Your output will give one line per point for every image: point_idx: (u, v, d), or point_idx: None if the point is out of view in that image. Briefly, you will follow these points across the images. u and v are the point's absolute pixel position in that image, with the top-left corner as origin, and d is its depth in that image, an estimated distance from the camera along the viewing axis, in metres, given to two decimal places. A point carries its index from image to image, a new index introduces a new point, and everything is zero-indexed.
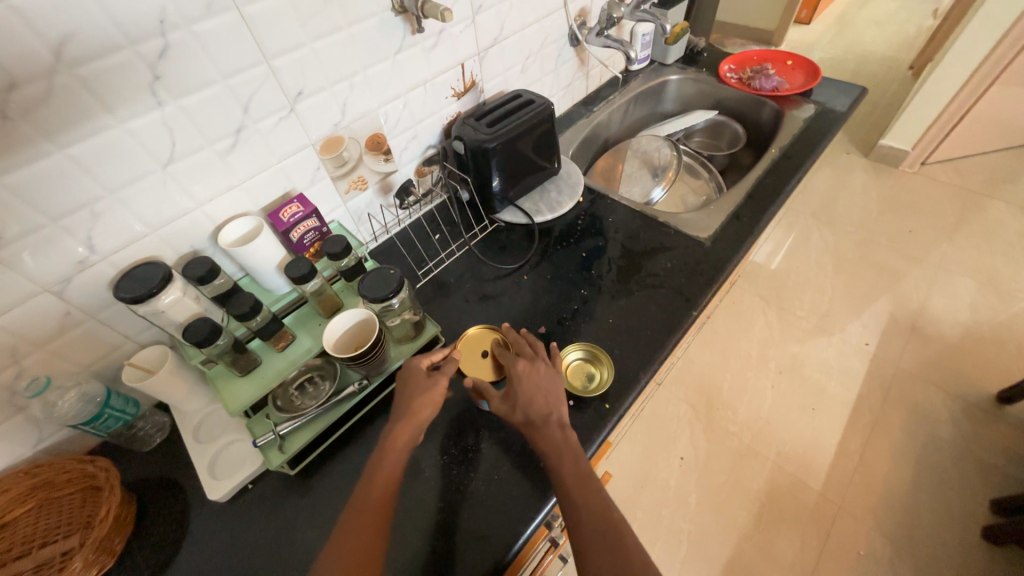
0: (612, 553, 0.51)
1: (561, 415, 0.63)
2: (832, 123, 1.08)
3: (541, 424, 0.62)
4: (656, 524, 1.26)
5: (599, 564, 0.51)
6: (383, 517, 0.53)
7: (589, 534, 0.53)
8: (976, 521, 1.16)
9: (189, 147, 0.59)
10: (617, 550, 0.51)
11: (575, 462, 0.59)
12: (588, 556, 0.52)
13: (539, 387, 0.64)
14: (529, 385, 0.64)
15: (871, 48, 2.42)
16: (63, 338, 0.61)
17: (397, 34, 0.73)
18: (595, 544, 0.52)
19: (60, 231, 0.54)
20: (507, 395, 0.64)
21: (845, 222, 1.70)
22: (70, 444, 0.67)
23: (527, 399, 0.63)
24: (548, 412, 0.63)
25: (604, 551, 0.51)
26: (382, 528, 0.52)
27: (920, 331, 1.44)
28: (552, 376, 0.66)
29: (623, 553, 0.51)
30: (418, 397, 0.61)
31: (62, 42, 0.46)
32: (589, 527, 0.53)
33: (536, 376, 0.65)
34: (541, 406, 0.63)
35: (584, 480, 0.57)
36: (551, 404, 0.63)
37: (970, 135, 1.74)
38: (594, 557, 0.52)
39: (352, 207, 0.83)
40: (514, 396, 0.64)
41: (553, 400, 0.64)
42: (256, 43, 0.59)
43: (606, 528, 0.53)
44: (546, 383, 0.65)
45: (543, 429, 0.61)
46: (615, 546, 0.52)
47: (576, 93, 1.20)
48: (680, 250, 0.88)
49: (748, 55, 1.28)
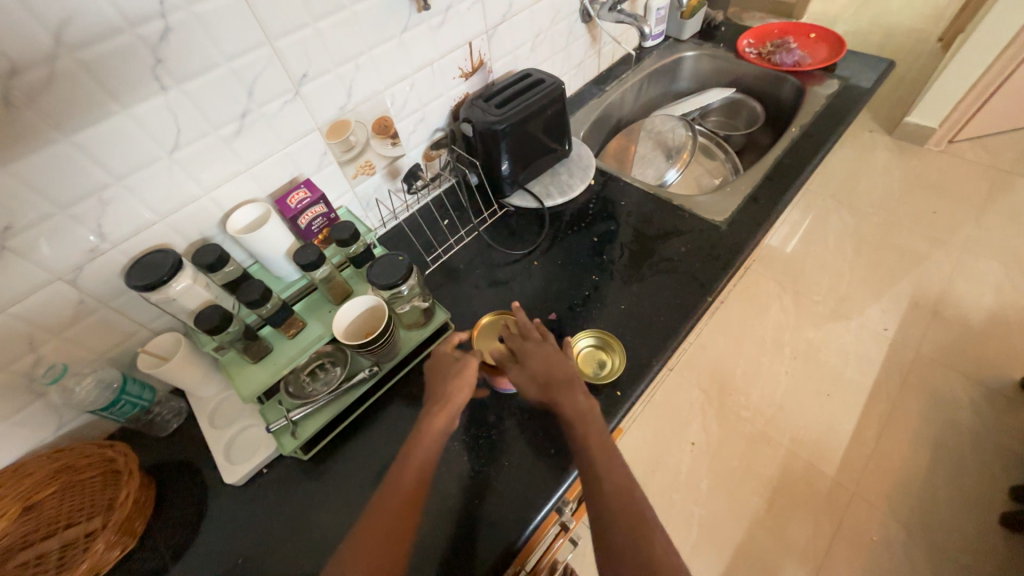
0: (633, 533, 0.51)
1: (581, 380, 0.63)
2: (856, 99, 1.03)
3: (564, 390, 0.61)
4: (667, 507, 1.26)
5: (620, 540, 0.51)
6: (404, 503, 0.53)
7: (611, 512, 0.53)
8: (994, 508, 1.14)
9: (193, 133, 0.58)
10: (638, 527, 0.51)
11: (599, 433, 0.58)
12: (610, 529, 0.52)
13: (553, 358, 0.64)
14: (542, 357, 0.64)
15: (897, 19, 2.30)
16: (78, 325, 0.61)
17: (403, 13, 0.71)
18: (616, 518, 0.52)
19: (69, 219, 0.55)
20: (524, 368, 0.63)
21: (866, 203, 1.64)
22: (90, 429, 0.69)
23: (546, 370, 0.63)
24: (568, 379, 0.62)
25: (624, 528, 0.51)
26: (407, 511, 0.53)
27: (942, 316, 1.40)
28: (561, 351, 0.66)
29: (644, 531, 0.51)
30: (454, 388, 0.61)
31: (61, 26, 0.45)
32: (612, 505, 0.53)
33: (548, 349, 0.65)
34: (560, 373, 0.62)
35: (609, 455, 0.56)
36: (568, 372, 0.63)
37: (1001, 109, 1.66)
38: (616, 531, 0.51)
39: (360, 193, 0.83)
40: (531, 370, 0.63)
41: (571, 368, 0.64)
42: (258, 23, 0.57)
43: (628, 505, 0.53)
44: (559, 354, 0.65)
45: (565, 395, 0.61)
46: (636, 523, 0.51)
47: (587, 72, 1.16)
48: (695, 234, 0.85)
49: (768, 29, 1.23)
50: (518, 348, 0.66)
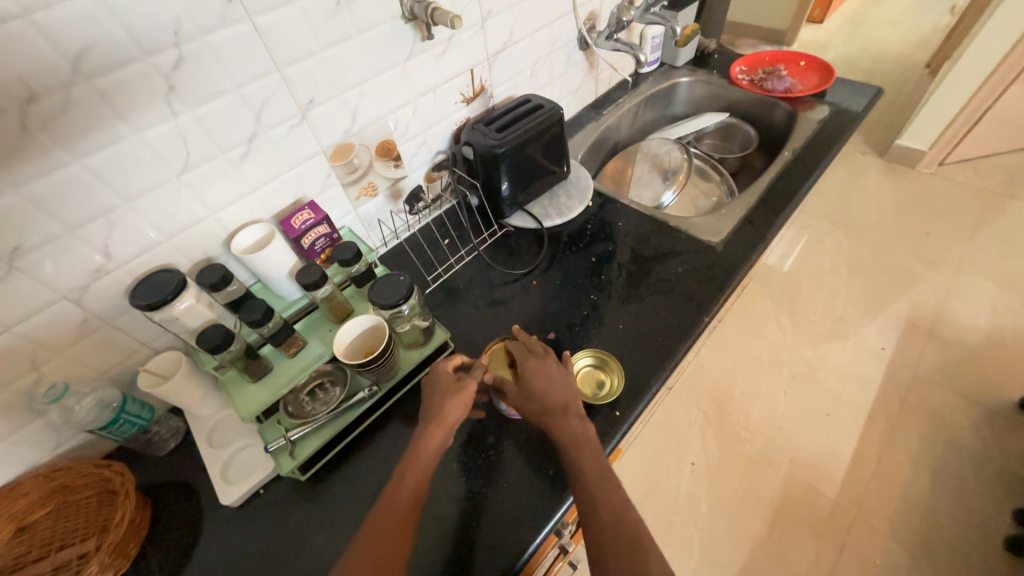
0: (630, 556, 0.51)
1: (578, 406, 0.63)
2: (846, 125, 1.06)
3: (560, 415, 0.62)
4: (667, 530, 1.24)
5: (617, 565, 0.50)
6: (404, 524, 0.53)
7: (608, 535, 0.53)
8: (996, 531, 1.13)
9: (201, 155, 0.60)
10: (635, 551, 0.51)
11: (595, 457, 0.58)
12: (607, 554, 0.52)
13: (553, 381, 0.65)
14: (541, 379, 0.65)
15: (885, 46, 2.38)
16: (80, 344, 0.62)
17: (407, 41, 0.73)
18: (611, 542, 0.52)
19: (77, 239, 0.55)
20: (522, 390, 0.65)
21: (859, 224, 1.66)
22: (87, 448, 0.68)
23: (543, 394, 0.64)
24: (565, 403, 0.63)
25: (621, 552, 0.51)
26: (406, 532, 0.53)
27: (938, 335, 1.41)
28: (562, 371, 0.67)
29: (641, 555, 0.51)
30: (451, 406, 0.61)
31: (80, 54, 0.47)
32: (608, 527, 0.53)
33: (547, 370, 0.66)
34: (557, 398, 0.63)
35: (604, 478, 0.57)
36: (566, 396, 0.64)
37: (989, 134, 1.70)
38: (612, 556, 0.51)
39: (362, 213, 0.84)
40: (530, 390, 0.64)
41: (568, 392, 0.64)
42: (268, 52, 0.59)
43: (624, 527, 0.53)
44: (558, 377, 0.66)
45: (560, 420, 0.61)
46: (633, 547, 0.51)
47: (585, 97, 1.20)
48: (691, 254, 0.87)
49: (759, 56, 1.27)
50: (519, 366, 0.67)
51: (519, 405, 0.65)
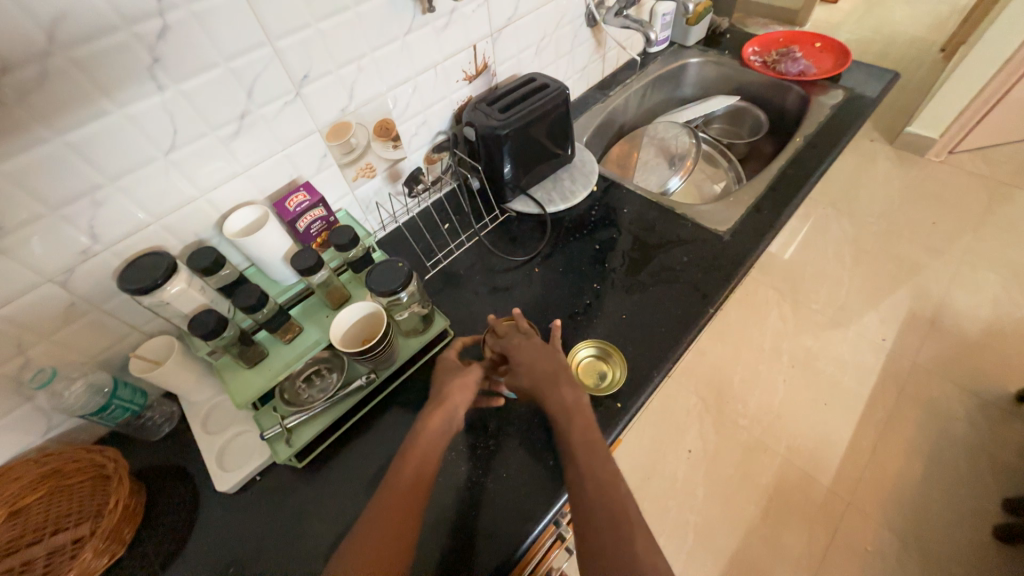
0: (615, 531, 0.49)
1: (569, 372, 0.62)
2: (861, 110, 1.03)
3: (551, 384, 0.61)
4: (662, 514, 1.26)
5: (600, 538, 0.49)
6: (411, 512, 0.51)
7: (598, 512, 0.50)
8: (988, 520, 1.14)
9: (190, 134, 0.57)
10: (620, 524, 0.49)
11: (585, 426, 0.57)
12: (593, 526, 0.50)
13: (538, 353, 0.64)
14: (528, 350, 0.64)
15: (900, 28, 2.30)
16: (68, 328, 0.60)
17: (407, 14, 0.69)
18: (598, 518, 0.50)
19: (60, 219, 0.53)
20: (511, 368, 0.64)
21: (866, 212, 1.63)
22: (80, 432, 0.68)
23: (530, 367, 0.63)
24: (555, 373, 0.62)
25: (608, 527, 0.49)
26: (412, 520, 0.51)
27: (940, 326, 1.40)
28: (545, 344, 0.65)
29: (625, 528, 0.49)
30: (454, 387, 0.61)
31: (55, 23, 0.44)
32: (593, 502, 0.51)
33: (531, 345, 0.65)
34: (545, 368, 0.62)
35: (592, 445, 0.55)
36: (554, 364, 0.63)
37: (1003, 122, 1.65)
38: (599, 529, 0.49)
39: (360, 195, 0.81)
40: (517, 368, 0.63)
41: (556, 362, 0.63)
42: (258, 23, 0.56)
43: (611, 501, 0.51)
44: (545, 347, 0.65)
45: (552, 390, 0.61)
46: (619, 521, 0.49)
47: (591, 76, 1.15)
48: (697, 244, 0.85)
49: (774, 37, 1.22)
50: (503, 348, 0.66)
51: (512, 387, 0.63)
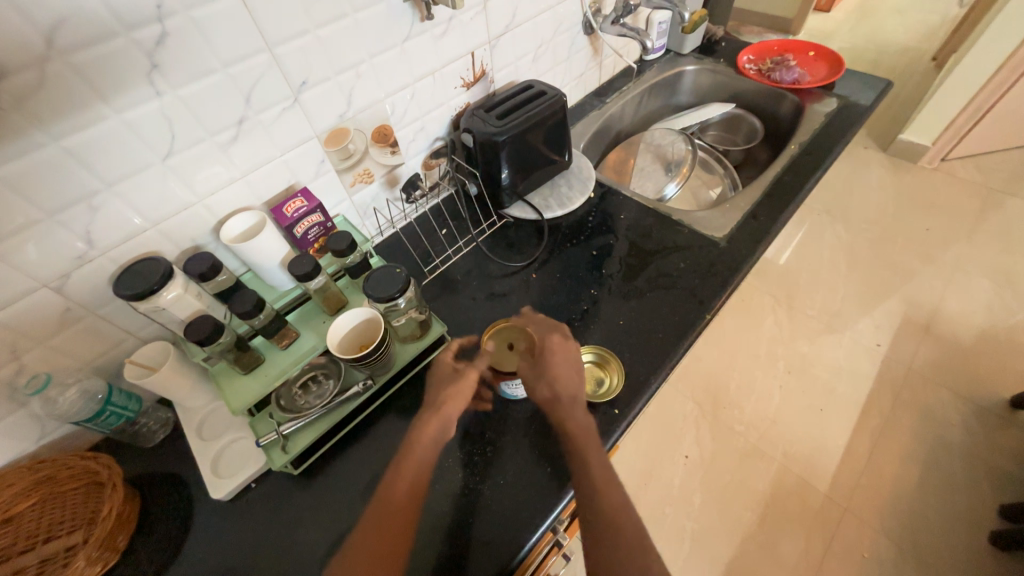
0: (631, 558, 0.49)
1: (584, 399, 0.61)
2: (854, 118, 1.04)
3: (569, 404, 0.60)
4: (659, 521, 1.25)
5: (615, 562, 0.49)
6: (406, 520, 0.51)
7: (612, 538, 0.51)
8: (983, 526, 1.14)
9: (188, 139, 0.57)
10: (634, 551, 0.50)
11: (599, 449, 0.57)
12: (608, 550, 0.50)
13: (570, 364, 0.63)
14: (561, 360, 0.62)
15: (892, 37, 2.34)
16: (63, 333, 0.60)
17: (405, 21, 0.70)
18: (615, 543, 0.50)
19: (56, 225, 0.53)
20: (539, 365, 0.62)
21: (860, 219, 1.65)
22: (74, 439, 0.67)
23: (555, 377, 0.61)
24: (575, 395, 0.60)
25: (624, 553, 0.50)
26: (406, 528, 0.51)
27: (934, 332, 1.41)
28: (577, 357, 0.65)
29: (642, 554, 0.49)
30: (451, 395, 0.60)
31: (53, 28, 0.44)
32: (610, 525, 0.51)
33: (566, 351, 0.63)
34: (569, 386, 0.61)
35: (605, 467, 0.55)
36: (577, 386, 0.61)
37: (994, 130, 1.68)
38: (615, 553, 0.50)
39: (358, 201, 0.81)
40: (547, 369, 0.61)
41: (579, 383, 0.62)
42: (257, 30, 0.56)
43: (628, 525, 0.51)
44: (573, 364, 0.63)
45: (569, 413, 0.59)
46: (635, 548, 0.50)
47: (588, 84, 1.16)
48: (693, 251, 0.85)
49: (768, 45, 1.23)
50: (541, 341, 0.64)
51: (532, 383, 0.61)
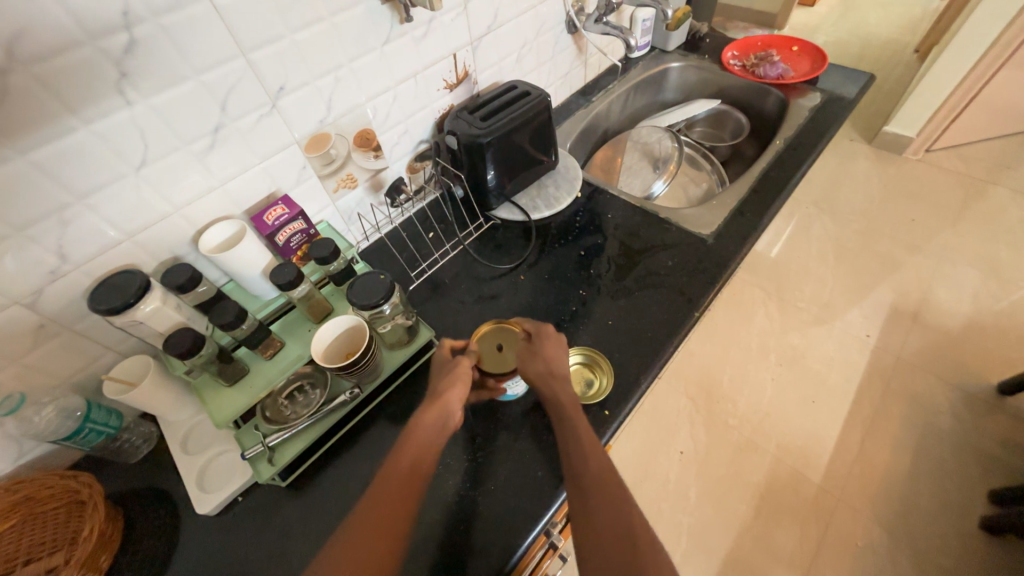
0: (605, 500, 0.49)
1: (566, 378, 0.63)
2: (838, 111, 1.04)
3: (559, 378, 0.62)
4: (656, 516, 1.25)
5: (593, 508, 0.49)
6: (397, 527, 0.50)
7: (589, 494, 0.50)
8: (974, 511, 1.16)
9: (162, 148, 0.56)
10: (610, 495, 0.50)
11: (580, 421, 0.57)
12: (588, 495, 0.50)
13: (559, 349, 0.65)
14: (558, 350, 0.65)
15: (874, 30, 2.35)
16: (38, 350, 0.58)
17: (384, 24, 0.69)
18: (589, 488, 0.51)
19: (25, 240, 0.51)
20: (534, 353, 0.64)
21: (847, 211, 1.66)
22: (54, 457, 0.66)
23: (549, 359, 0.63)
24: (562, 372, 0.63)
25: (598, 492, 0.50)
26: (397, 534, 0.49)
27: (922, 321, 1.42)
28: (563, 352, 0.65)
29: (620, 502, 0.49)
30: (446, 388, 0.59)
31: (13, 39, 0.43)
32: (590, 476, 0.52)
33: (556, 339, 0.66)
34: (561, 367, 0.63)
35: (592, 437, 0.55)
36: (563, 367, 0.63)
37: (977, 120, 1.70)
38: (591, 495, 0.50)
39: (341, 207, 0.80)
40: (537, 354, 0.64)
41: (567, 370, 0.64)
42: (230, 35, 0.55)
43: (606, 477, 0.52)
44: (555, 349, 0.65)
45: (559, 384, 0.61)
46: (610, 493, 0.50)
47: (573, 82, 1.16)
48: (682, 248, 0.85)
49: (752, 41, 1.24)
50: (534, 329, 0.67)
51: (523, 363, 0.63)
